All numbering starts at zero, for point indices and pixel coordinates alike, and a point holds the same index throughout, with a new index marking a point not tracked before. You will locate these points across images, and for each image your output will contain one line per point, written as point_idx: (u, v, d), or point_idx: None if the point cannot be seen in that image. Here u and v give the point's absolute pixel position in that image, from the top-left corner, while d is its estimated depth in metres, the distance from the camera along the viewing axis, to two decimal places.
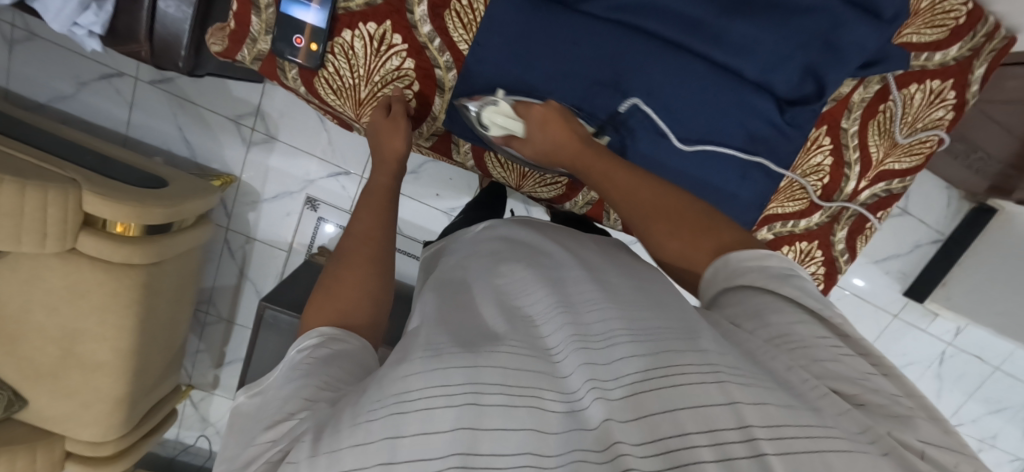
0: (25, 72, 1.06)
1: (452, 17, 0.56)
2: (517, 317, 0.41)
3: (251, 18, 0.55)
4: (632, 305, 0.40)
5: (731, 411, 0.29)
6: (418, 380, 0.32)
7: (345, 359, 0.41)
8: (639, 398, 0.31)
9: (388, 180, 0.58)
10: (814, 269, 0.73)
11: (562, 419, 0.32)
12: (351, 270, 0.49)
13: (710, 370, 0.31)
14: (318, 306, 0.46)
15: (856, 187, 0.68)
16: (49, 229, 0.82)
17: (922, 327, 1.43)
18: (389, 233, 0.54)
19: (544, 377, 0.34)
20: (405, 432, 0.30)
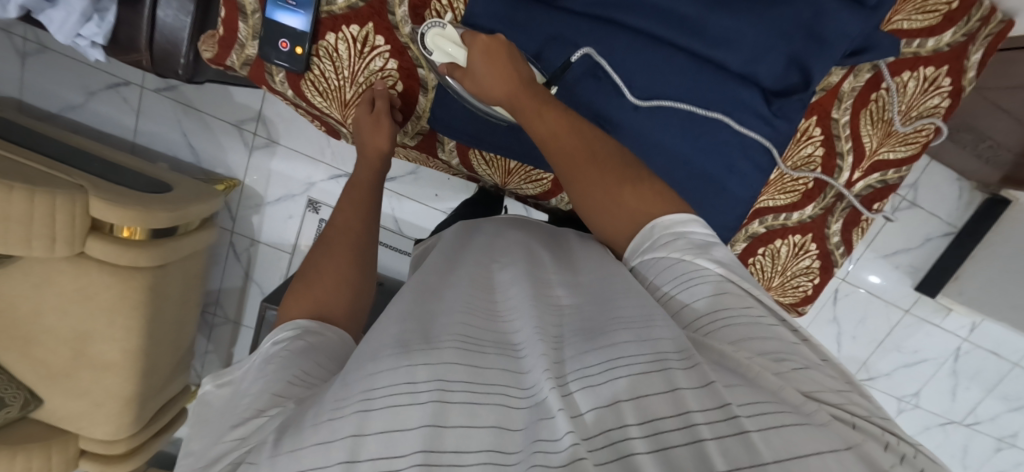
0: (38, 83, 1.10)
1: (433, 17, 0.57)
2: (489, 314, 0.42)
3: (238, 24, 0.57)
4: (598, 307, 0.42)
5: (671, 399, 0.30)
6: (383, 377, 0.32)
7: (320, 353, 0.42)
8: (598, 391, 0.31)
9: (370, 174, 0.60)
10: (808, 263, 0.72)
11: (524, 415, 0.32)
12: (330, 259, 0.51)
13: (653, 357, 0.33)
14: (297, 297, 0.48)
15: (849, 178, 0.67)
16: (58, 233, 0.85)
17: (936, 322, 1.39)
18: (370, 229, 0.57)
19: (505, 373, 0.34)
20: (369, 429, 0.30)
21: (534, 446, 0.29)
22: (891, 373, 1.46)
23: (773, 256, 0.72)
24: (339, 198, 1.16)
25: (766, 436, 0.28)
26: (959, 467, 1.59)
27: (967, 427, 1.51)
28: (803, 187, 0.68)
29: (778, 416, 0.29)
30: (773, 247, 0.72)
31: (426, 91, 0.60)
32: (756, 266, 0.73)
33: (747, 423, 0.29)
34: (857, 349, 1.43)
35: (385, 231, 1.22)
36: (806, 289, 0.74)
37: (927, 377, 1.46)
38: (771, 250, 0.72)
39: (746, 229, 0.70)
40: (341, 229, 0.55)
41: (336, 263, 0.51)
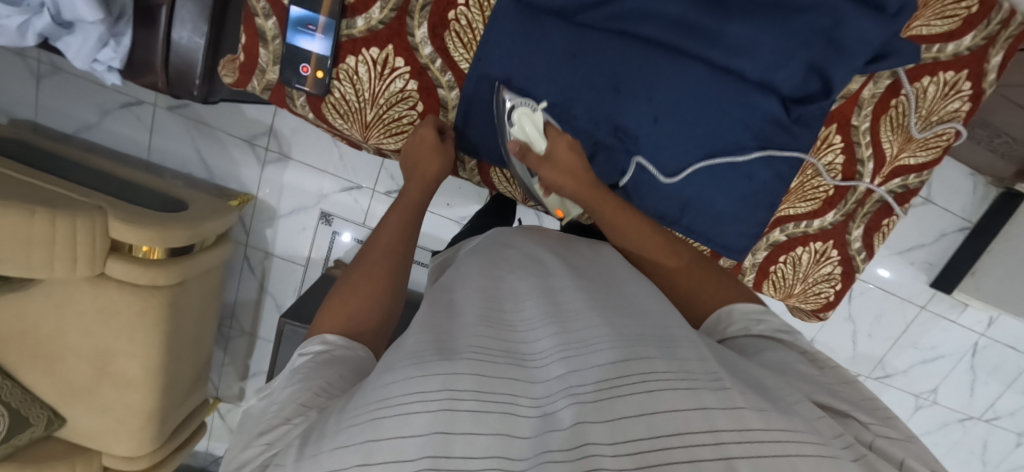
0: (52, 103, 1.11)
1: (452, 38, 0.57)
2: (501, 327, 0.41)
3: (259, 50, 0.57)
4: (623, 315, 0.42)
5: (701, 415, 0.30)
6: (398, 388, 0.32)
7: (343, 367, 0.42)
8: (614, 401, 0.31)
9: (417, 195, 0.59)
10: (830, 269, 0.72)
11: (535, 424, 0.32)
12: (369, 280, 0.50)
13: (685, 381, 0.32)
14: (333, 310, 0.48)
15: (870, 184, 0.67)
16: (79, 255, 0.86)
17: (953, 318, 1.38)
18: (407, 248, 0.54)
19: (519, 384, 0.34)
20: (382, 435, 0.30)
21: (542, 454, 0.28)
22: (908, 370, 1.45)
23: (794, 263, 0.72)
24: (352, 210, 1.16)
25: (793, 461, 0.27)
26: (978, 463, 1.59)
27: (986, 422, 1.50)
28: (824, 195, 0.67)
29: (804, 441, 0.29)
30: (795, 254, 0.71)
31: (447, 109, 0.61)
32: (776, 274, 0.73)
33: (773, 444, 0.28)
34: (873, 347, 1.43)
35: None
36: (828, 296, 0.74)
37: (944, 373, 1.45)
38: (792, 257, 0.72)
39: (767, 237, 0.70)
40: (376, 246, 0.53)
41: (376, 284, 0.50)
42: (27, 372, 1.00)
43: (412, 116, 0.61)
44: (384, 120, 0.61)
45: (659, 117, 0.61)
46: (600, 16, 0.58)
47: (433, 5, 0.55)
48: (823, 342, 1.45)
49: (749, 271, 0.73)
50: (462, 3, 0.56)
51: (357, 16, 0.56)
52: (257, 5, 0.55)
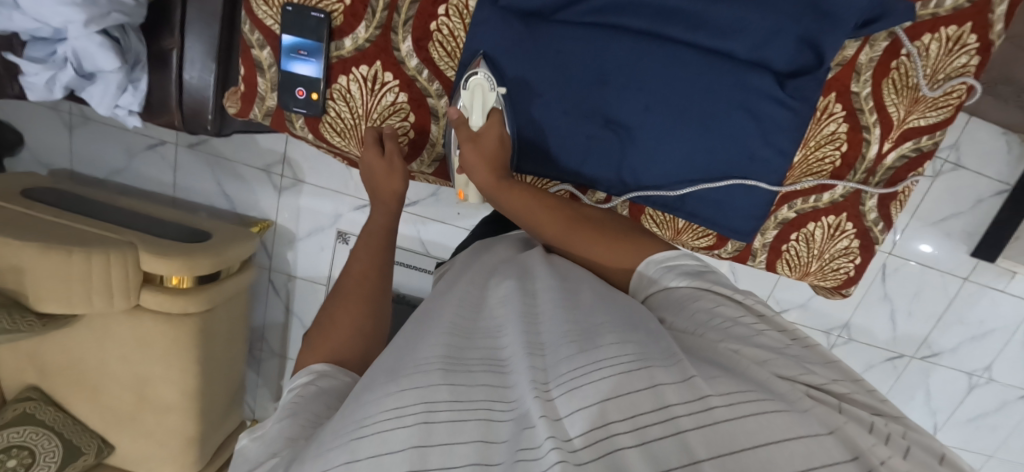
0: (84, 151, 1.19)
1: (436, 48, 0.59)
2: (474, 335, 0.42)
3: (257, 79, 0.60)
4: (599, 308, 0.42)
5: (652, 395, 0.31)
6: (375, 407, 0.33)
7: (329, 396, 0.43)
8: (575, 391, 0.31)
9: (386, 219, 0.59)
10: (847, 244, 0.69)
11: (509, 428, 0.32)
12: (345, 309, 0.52)
13: (637, 358, 0.33)
14: (313, 346, 0.49)
15: (879, 150, 0.64)
16: (115, 289, 0.92)
17: (1000, 287, 1.31)
18: (386, 271, 0.57)
19: (491, 390, 0.35)
20: (359, 454, 0.30)
21: (515, 455, 0.29)
22: (957, 348, 1.38)
23: (807, 240, 0.69)
24: None
25: (742, 424, 0.29)
26: None
27: None
28: (831, 167, 0.65)
29: (757, 404, 0.30)
30: (807, 231, 0.69)
31: (437, 118, 0.62)
32: (790, 253, 0.71)
33: (726, 412, 0.30)
34: (915, 326, 1.37)
35: (412, 254, 1.24)
36: (848, 271, 0.71)
37: (996, 348, 1.37)
38: (805, 235, 0.69)
39: (775, 215, 0.68)
40: (353, 276, 0.55)
41: (353, 313, 0.52)
42: (77, 404, 1.06)
43: (406, 127, 0.63)
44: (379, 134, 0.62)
45: (648, 105, 0.62)
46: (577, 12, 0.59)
47: (416, 19, 0.57)
48: (860, 324, 1.38)
49: (760, 251, 0.71)
50: (443, 15, 0.57)
51: (345, 38, 0.58)
52: (251, 38, 0.59)
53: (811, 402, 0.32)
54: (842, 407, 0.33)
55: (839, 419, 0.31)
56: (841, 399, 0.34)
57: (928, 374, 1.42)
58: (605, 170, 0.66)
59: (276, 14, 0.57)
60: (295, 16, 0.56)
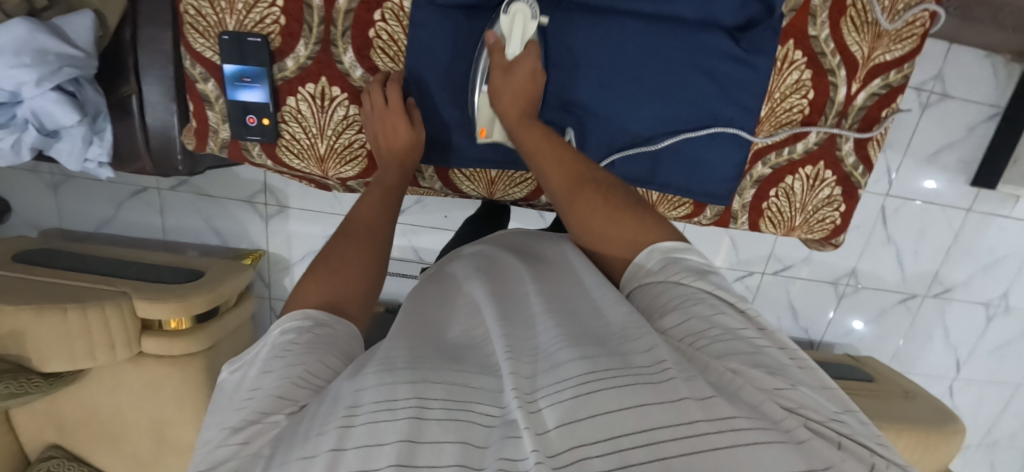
0: (67, 207, 1.18)
1: (379, 55, 0.58)
2: (469, 340, 0.44)
3: (207, 113, 0.59)
4: (588, 316, 0.43)
5: (640, 413, 0.30)
6: (366, 396, 0.33)
7: (327, 353, 0.42)
8: (560, 406, 0.31)
9: (395, 176, 0.58)
10: (829, 192, 0.67)
11: (493, 433, 0.32)
12: (354, 249, 0.52)
13: (631, 375, 0.32)
14: (318, 278, 0.48)
15: (847, 91, 0.63)
16: (116, 340, 0.93)
17: (1004, 213, 1.30)
18: (391, 224, 0.56)
19: (483, 393, 0.35)
20: (347, 444, 0.30)
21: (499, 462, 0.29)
22: (969, 281, 1.37)
23: (787, 195, 0.67)
24: None
25: (731, 453, 0.28)
26: None
27: None
28: (800, 117, 0.64)
29: (747, 433, 0.29)
30: (786, 185, 0.67)
31: None
32: (771, 211, 0.68)
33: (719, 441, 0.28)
34: (924, 264, 1.35)
35: (407, 263, 1.23)
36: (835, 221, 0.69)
37: (1010, 275, 1.36)
38: (784, 189, 0.67)
39: (750, 174, 0.66)
40: (358, 221, 0.54)
41: (362, 254, 0.52)
42: (98, 455, 1.08)
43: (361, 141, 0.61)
44: (337, 149, 0.61)
45: (604, 81, 0.61)
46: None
47: (353, 29, 0.56)
48: (869, 271, 1.36)
49: (741, 213, 0.69)
50: (380, 20, 0.56)
51: (286, 58, 0.57)
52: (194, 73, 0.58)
53: (810, 437, 0.31)
54: (842, 443, 0.32)
55: (836, 456, 0.30)
56: (843, 436, 0.33)
57: (943, 311, 1.40)
58: None
59: (213, 45, 0.56)
60: (232, 44, 0.55)
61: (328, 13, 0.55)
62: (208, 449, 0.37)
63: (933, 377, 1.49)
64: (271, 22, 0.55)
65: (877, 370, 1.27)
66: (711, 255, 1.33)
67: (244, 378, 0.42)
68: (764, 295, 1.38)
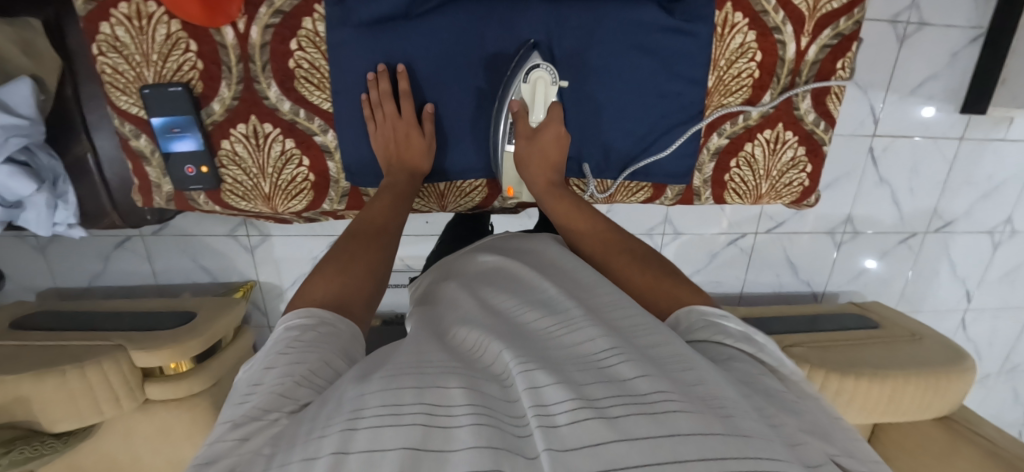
0: (56, 266, 1.19)
1: (303, 85, 0.63)
2: (469, 347, 0.46)
3: (146, 169, 0.65)
4: (621, 325, 0.45)
5: (666, 444, 0.30)
6: (372, 400, 0.35)
7: (329, 351, 0.44)
8: (586, 425, 0.32)
9: (405, 176, 0.65)
10: (793, 152, 0.68)
11: (508, 439, 0.32)
12: (365, 249, 0.57)
13: (662, 401, 0.34)
14: (328, 277, 0.52)
15: (798, 47, 0.63)
16: (119, 392, 0.94)
17: (999, 137, 1.28)
18: (399, 228, 0.62)
19: (493, 404, 0.36)
20: (353, 448, 0.31)
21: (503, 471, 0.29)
22: (970, 210, 1.35)
23: (749, 161, 0.68)
24: None
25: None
26: None
27: None
28: (751, 80, 0.64)
29: (771, 458, 0.30)
30: (748, 151, 0.67)
31: (330, 152, 0.67)
32: (735, 180, 0.69)
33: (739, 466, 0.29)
34: (921, 201, 1.33)
35: (397, 273, 1.23)
36: (804, 181, 0.69)
37: (1011, 198, 1.34)
38: (745, 157, 0.68)
39: (708, 146, 0.68)
40: (367, 222, 0.60)
41: (371, 256, 0.56)
42: None
43: (304, 173, 0.67)
44: (278, 183, 0.67)
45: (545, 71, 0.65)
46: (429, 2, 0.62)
47: (272, 63, 0.62)
48: (865, 215, 1.33)
49: (704, 187, 0.70)
50: (298, 49, 0.62)
51: (212, 103, 0.63)
52: (126, 131, 0.64)
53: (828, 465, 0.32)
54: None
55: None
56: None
57: (947, 244, 1.39)
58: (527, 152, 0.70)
59: (137, 100, 0.61)
60: (156, 96, 0.61)
61: (244, 51, 0.61)
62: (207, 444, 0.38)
63: (945, 313, 1.47)
64: (189, 68, 0.61)
65: (882, 315, 1.25)
66: (703, 222, 1.29)
67: (245, 379, 0.43)
68: (759, 255, 1.36)
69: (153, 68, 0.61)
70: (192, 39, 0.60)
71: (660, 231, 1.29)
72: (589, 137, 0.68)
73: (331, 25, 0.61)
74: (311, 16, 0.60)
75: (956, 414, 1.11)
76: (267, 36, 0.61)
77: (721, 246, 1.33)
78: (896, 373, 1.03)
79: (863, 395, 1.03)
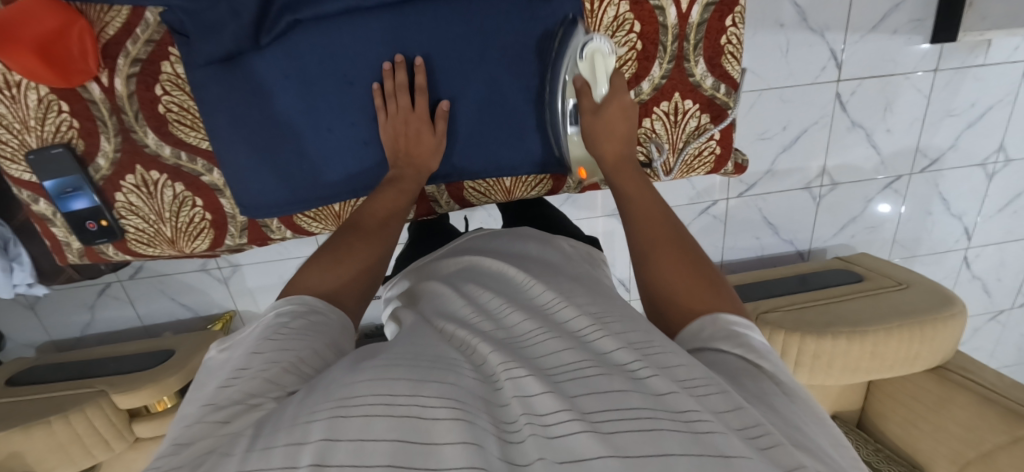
0: (48, 321, 1.25)
1: (177, 127, 0.70)
2: (454, 343, 0.43)
3: (53, 230, 0.76)
4: (616, 324, 0.41)
5: (664, 462, 0.27)
6: (366, 389, 0.31)
7: (319, 340, 0.40)
8: (580, 438, 0.28)
9: (412, 171, 0.67)
10: (692, 117, 0.79)
11: (496, 445, 0.29)
12: (361, 242, 0.54)
13: (662, 414, 0.30)
14: (329, 264, 0.49)
15: (678, 10, 0.72)
16: (107, 435, 0.99)
17: (979, 62, 1.19)
18: (399, 226, 0.60)
19: (482, 402, 0.33)
20: (342, 436, 0.27)
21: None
22: (957, 143, 1.28)
23: (652, 134, 0.78)
24: None
25: None
26: None
27: None
28: (635, 52, 0.74)
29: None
30: (646, 131, 0.78)
31: (220, 189, 0.75)
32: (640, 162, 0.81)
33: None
34: (901, 141, 1.26)
35: None
36: (713, 150, 0.80)
37: (1001, 124, 1.27)
38: (647, 132, 0.78)
39: None
40: (369, 216, 0.58)
41: (371, 246, 0.54)
42: None
43: (200, 212, 0.76)
44: (176, 224, 0.76)
45: (448, 73, 0.70)
46: (274, 29, 0.64)
47: (143, 111, 0.69)
48: (841, 164, 1.28)
49: None
50: (163, 94, 0.68)
51: (96, 159, 0.71)
52: (25, 197, 0.73)
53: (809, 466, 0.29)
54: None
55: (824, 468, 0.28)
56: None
57: (936, 182, 1.32)
58: (467, 151, 0.76)
59: (27, 167, 0.70)
60: (43, 161, 0.69)
61: (114, 103, 0.68)
62: (183, 427, 0.34)
63: (941, 253, 1.42)
64: (67, 128, 0.69)
65: (869, 267, 1.20)
66: (670, 194, 1.25)
67: (225, 364, 0.40)
68: (735, 220, 1.32)
69: (34, 133, 0.69)
70: (63, 100, 0.67)
71: None
72: (502, 137, 0.76)
73: (188, 67, 0.66)
74: (168, 58, 0.67)
75: (949, 362, 1.07)
76: (131, 85, 0.67)
77: (692, 216, 1.29)
78: (879, 327, 0.99)
79: (843, 353, 1.00)
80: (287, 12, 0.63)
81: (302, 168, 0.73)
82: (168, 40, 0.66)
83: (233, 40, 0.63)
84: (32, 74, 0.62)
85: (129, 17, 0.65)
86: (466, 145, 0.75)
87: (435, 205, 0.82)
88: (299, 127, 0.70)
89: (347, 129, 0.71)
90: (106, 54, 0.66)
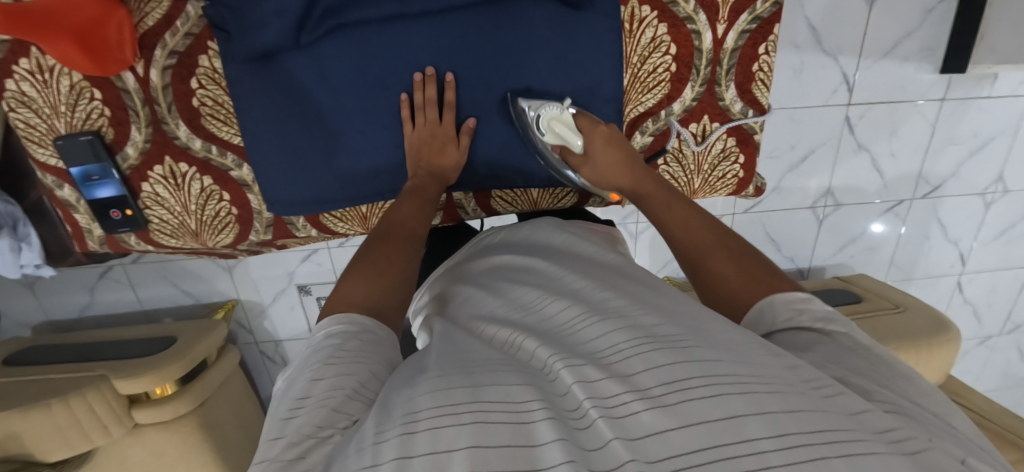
0: (46, 302, 1.23)
1: (211, 121, 0.70)
2: (497, 345, 0.43)
3: (75, 217, 0.75)
4: (661, 305, 0.42)
5: (732, 425, 0.29)
6: (425, 401, 0.32)
7: (376, 362, 0.41)
8: (646, 417, 0.30)
9: (428, 178, 0.67)
10: (720, 141, 0.80)
11: (562, 428, 0.30)
12: (396, 251, 0.54)
13: (721, 384, 0.31)
14: (365, 276, 0.50)
15: (714, 35, 0.73)
16: (106, 419, 0.98)
17: (984, 95, 1.22)
18: (425, 225, 0.61)
19: (540, 393, 0.34)
20: (415, 451, 0.29)
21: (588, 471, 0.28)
22: (958, 171, 1.31)
23: (679, 156, 0.80)
24: (321, 273, 1.23)
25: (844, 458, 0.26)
26: None
27: None
28: (669, 74, 0.75)
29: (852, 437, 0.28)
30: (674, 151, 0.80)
31: (248, 185, 0.75)
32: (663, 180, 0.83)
33: (827, 448, 0.27)
34: (905, 166, 1.29)
35: None
36: (736, 173, 0.82)
37: (1001, 155, 1.30)
38: (674, 153, 0.80)
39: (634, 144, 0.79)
40: (398, 226, 0.58)
41: (407, 255, 0.55)
42: None
43: (226, 206, 0.76)
44: (201, 218, 0.76)
45: (483, 81, 0.70)
46: (314, 32, 0.64)
47: (177, 103, 0.68)
48: (844, 185, 1.30)
49: None
50: (199, 88, 0.68)
51: (125, 148, 0.71)
52: (49, 182, 0.72)
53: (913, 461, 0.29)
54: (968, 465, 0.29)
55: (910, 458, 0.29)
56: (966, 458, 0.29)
57: (935, 208, 1.35)
58: (493, 152, 0.75)
59: (54, 152, 0.70)
60: (70, 147, 0.69)
61: (148, 94, 0.68)
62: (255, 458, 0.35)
63: (936, 276, 1.46)
64: (98, 115, 0.68)
65: (867, 288, 1.23)
66: None
67: (284, 395, 0.39)
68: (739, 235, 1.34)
69: (63, 119, 0.68)
70: (96, 88, 0.67)
71: (634, 220, 1.21)
72: (531, 150, 0.75)
73: (225, 61, 0.66)
74: (206, 53, 0.66)
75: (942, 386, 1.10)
76: (166, 77, 0.67)
77: None
78: None
79: None
80: (331, 17, 0.64)
81: (326, 162, 0.72)
82: (207, 34, 0.66)
83: (274, 37, 0.63)
84: (66, 60, 0.62)
85: (169, 10, 0.65)
86: (481, 154, 0.75)
87: (461, 212, 0.81)
88: (332, 124, 0.70)
89: (377, 130, 0.71)
90: (143, 45, 0.66)
